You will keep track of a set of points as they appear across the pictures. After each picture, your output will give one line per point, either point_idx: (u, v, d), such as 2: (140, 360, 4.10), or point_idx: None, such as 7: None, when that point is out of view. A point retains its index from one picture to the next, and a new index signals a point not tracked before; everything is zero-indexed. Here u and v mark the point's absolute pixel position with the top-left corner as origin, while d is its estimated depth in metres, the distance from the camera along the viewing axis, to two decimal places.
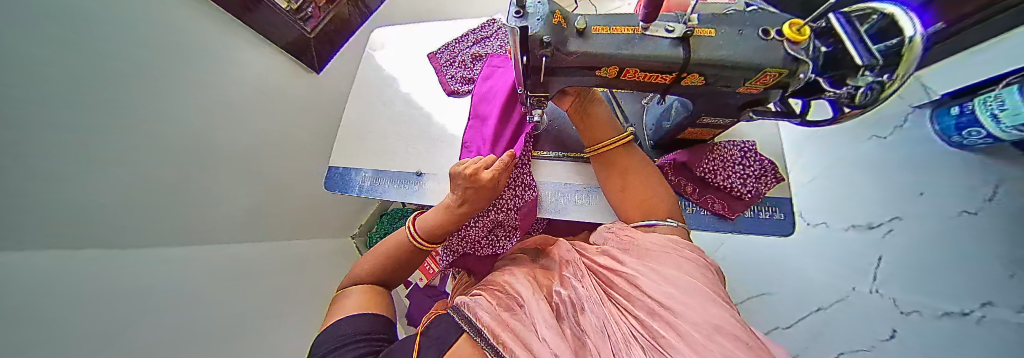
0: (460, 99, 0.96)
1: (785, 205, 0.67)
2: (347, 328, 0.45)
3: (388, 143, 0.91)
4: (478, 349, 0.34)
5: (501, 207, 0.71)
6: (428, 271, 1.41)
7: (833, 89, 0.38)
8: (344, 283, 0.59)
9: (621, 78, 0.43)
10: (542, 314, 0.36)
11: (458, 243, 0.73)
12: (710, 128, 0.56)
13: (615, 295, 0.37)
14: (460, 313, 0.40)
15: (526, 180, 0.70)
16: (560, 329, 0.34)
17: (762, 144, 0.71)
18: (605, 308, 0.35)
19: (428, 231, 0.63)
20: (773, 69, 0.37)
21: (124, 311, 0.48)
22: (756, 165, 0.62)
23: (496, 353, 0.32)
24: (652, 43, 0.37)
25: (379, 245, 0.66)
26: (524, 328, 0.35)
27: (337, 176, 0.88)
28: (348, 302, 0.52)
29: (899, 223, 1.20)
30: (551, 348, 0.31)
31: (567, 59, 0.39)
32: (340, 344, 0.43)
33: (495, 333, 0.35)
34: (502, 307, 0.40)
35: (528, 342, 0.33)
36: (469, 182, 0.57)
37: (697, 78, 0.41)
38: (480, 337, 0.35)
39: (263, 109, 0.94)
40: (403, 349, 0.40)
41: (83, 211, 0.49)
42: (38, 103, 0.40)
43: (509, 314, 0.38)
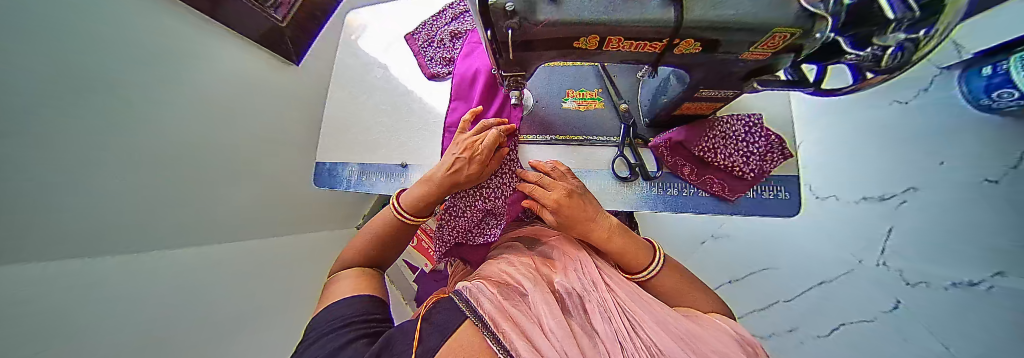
0: (440, 83, 0.90)
1: (791, 184, 0.62)
2: (334, 315, 0.45)
3: (371, 133, 0.86)
4: (480, 336, 0.38)
5: (490, 196, 0.68)
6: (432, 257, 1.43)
7: (855, 51, 0.33)
8: (334, 268, 0.58)
9: (605, 49, 0.37)
10: (547, 308, 0.43)
11: (445, 230, 0.70)
12: (711, 102, 0.50)
13: (624, 307, 0.44)
14: (460, 298, 0.44)
15: (513, 166, 0.66)
16: (564, 324, 0.40)
17: (769, 117, 0.65)
18: (612, 318, 0.42)
19: (412, 203, 0.60)
20: (782, 29, 0.31)
21: (149, 308, 0.51)
22: (761, 141, 0.57)
23: (498, 343, 0.36)
24: (638, 5, 0.31)
25: (367, 225, 0.63)
26: (530, 317, 0.41)
27: (324, 171, 0.85)
28: (339, 287, 0.51)
29: (914, 194, 0.95)
30: (557, 342, 0.37)
31: (537, 29, 0.32)
32: (326, 332, 0.42)
33: (495, 324, 0.39)
34: (505, 297, 0.46)
35: (531, 334, 0.38)
36: (463, 150, 0.57)
37: (692, 45, 0.35)
38: (483, 323, 0.39)
39: (266, 103, 0.93)
40: (400, 337, 0.40)
41: (119, 217, 0.53)
42: (64, 109, 0.43)
43: (511, 305, 0.44)
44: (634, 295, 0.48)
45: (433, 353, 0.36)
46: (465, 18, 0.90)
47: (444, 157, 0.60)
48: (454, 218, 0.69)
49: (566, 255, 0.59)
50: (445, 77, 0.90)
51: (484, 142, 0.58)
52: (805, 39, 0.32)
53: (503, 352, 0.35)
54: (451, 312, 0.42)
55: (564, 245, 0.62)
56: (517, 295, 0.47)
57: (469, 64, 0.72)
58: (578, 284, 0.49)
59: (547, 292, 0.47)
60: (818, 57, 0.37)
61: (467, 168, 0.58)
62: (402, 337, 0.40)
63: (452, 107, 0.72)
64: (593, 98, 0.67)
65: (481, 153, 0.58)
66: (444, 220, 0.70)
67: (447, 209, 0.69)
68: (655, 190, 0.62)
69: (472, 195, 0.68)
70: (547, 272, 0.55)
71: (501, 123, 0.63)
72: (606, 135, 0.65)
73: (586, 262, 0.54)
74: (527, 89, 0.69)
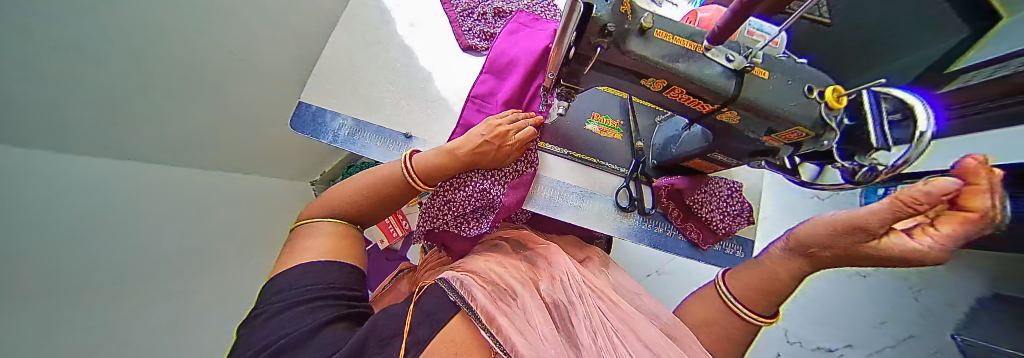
0: (473, 57, 0.88)
1: (747, 245, 0.73)
2: (287, 286, 0.40)
3: (379, 88, 0.80)
4: (473, 329, 0.39)
5: (498, 179, 0.64)
6: (392, 234, 1.41)
7: (844, 162, 0.40)
8: (319, 210, 0.54)
9: (663, 94, 0.41)
10: (539, 315, 0.45)
11: (436, 208, 0.65)
12: (716, 164, 0.57)
13: (612, 326, 0.46)
14: (449, 287, 0.44)
15: (530, 158, 0.66)
16: (552, 333, 0.42)
17: (746, 186, 0.76)
18: (599, 332, 0.44)
19: (426, 171, 0.58)
20: (801, 129, 0.37)
21: (44, 238, 0.40)
22: (737, 205, 0.66)
23: (491, 336, 0.37)
24: (705, 67, 0.35)
25: (357, 179, 0.59)
26: (518, 317, 0.43)
27: (308, 115, 0.74)
28: (312, 243, 0.48)
29: None
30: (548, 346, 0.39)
31: (620, 56, 0.34)
32: (276, 311, 0.37)
33: (489, 317, 0.39)
34: (496, 295, 0.46)
35: (523, 333, 0.39)
36: (497, 136, 0.57)
37: (732, 115, 0.40)
38: (472, 313, 0.39)
39: (258, 19, 0.81)
40: (387, 318, 0.40)
41: (19, 112, 0.40)
42: None
43: (502, 304, 0.45)
44: (623, 316, 0.49)
45: (424, 346, 0.36)
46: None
47: (470, 134, 0.59)
48: (453, 193, 0.63)
49: (552, 262, 0.60)
50: (479, 51, 0.88)
51: (518, 134, 0.59)
52: (817, 142, 0.38)
53: (497, 347, 0.35)
54: (442, 299, 0.43)
55: (552, 253, 0.63)
56: (507, 295, 0.48)
57: (514, 43, 0.72)
58: (566, 293, 0.52)
59: (536, 300, 0.49)
60: (808, 156, 0.45)
61: (494, 153, 0.59)
62: (387, 321, 0.39)
63: (482, 79, 0.70)
64: (613, 127, 0.71)
65: (512, 143, 0.59)
66: (439, 196, 0.64)
67: (450, 181, 0.63)
68: (645, 225, 0.68)
69: (484, 174, 0.63)
70: (534, 277, 0.57)
71: (531, 117, 0.63)
72: (618, 164, 0.70)
73: (573, 273, 0.57)
74: (575, 102, 0.71)
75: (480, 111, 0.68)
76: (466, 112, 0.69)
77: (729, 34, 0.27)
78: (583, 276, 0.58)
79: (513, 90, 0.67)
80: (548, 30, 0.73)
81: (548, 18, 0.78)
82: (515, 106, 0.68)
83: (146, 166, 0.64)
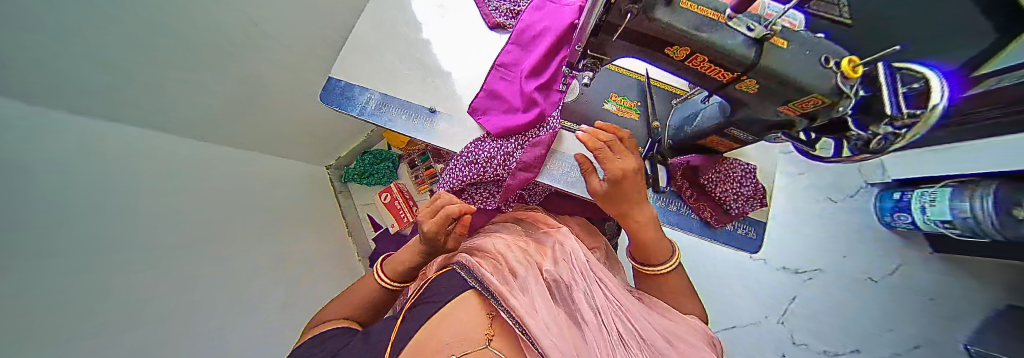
0: (501, 34, 0.86)
1: (760, 227, 0.75)
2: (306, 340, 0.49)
3: (404, 64, 0.82)
4: (479, 310, 0.45)
5: (519, 144, 0.67)
6: (402, 219, 1.49)
7: (859, 131, 0.41)
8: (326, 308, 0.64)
9: (685, 63, 0.44)
10: (540, 291, 0.48)
11: (458, 168, 0.70)
12: (731, 141, 0.60)
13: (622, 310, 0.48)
14: (467, 274, 0.52)
15: (552, 122, 0.68)
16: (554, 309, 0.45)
17: (762, 169, 0.78)
18: (604, 313, 0.46)
19: (397, 273, 0.63)
20: (817, 96, 0.39)
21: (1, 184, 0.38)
22: (752, 187, 0.66)
23: (500, 308, 0.43)
24: (730, 35, 0.38)
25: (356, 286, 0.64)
26: (520, 297, 0.46)
27: (338, 89, 0.78)
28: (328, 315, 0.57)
29: (820, 275, 1.30)
30: (547, 317, 0.43)
31: (647, 24, 0.38)
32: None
33: (501, 296, 0.45)
34: (502, 276, 0.51)
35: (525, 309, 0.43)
36: (427, 240, 0.58)
37: (751, 84, 0.43)
38: (488, 295, 0.46)
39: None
40: (380, 329, 0.45)
41: None
42: None
43: (509, 284, 0.50)
44: (630, 301, 0.51)
45: (414, 335, 0.40)
46: None
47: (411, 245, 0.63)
48: (476, 158, 0.67)
49: (560, 242, 0.62)
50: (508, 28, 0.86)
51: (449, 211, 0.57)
52: (833, 108, 0.40)
53: (509, 318, 0.41)
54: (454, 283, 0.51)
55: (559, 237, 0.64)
56: (511, 277, 0.52)
57: (541, 16, 0.72)
58: (572, 270, 0.54)
59: (540, 278, 0.52)
60: (821, 129, 0.46)
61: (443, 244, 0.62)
62: (383, 327, 0.45)
63: (506, 49, 0.72)
64: (631, 107, 0.74)
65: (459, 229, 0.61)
66: (463, 156, 0.69)
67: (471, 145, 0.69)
68: (659, 202, 0.72)
69: (511, 145, 0.67)
70: (539, 259, 0.59)
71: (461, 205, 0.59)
72: None
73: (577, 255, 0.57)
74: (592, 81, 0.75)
75: (504, 78, 0.70)
76: (490, 79, 0.71)
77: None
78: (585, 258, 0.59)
79: (536, 59, 0.67)
80: (573, 5, 0.73)
81: None
82: (539, 75, 0.68)
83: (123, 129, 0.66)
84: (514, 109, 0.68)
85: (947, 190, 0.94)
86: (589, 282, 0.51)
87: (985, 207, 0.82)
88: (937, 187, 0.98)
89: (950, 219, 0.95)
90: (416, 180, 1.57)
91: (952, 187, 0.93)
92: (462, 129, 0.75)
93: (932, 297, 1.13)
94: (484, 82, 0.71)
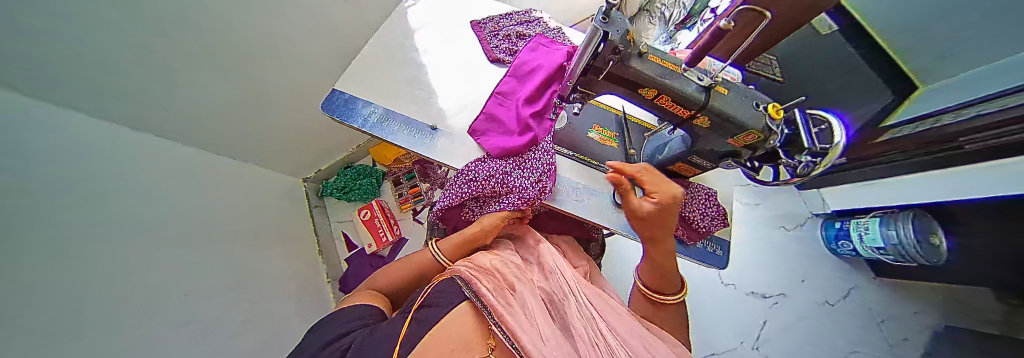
0: (500, 69, 0.97)
1: (724, 245, 0.84)
2: (328, 322, 0.55)
3: (408, 85, 0.89)
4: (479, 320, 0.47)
5: (519, 166, 0.74)
6: (381, 239, 1.46)
7: (788, 159, 0.51)
8: (360, 288, 0.72)
9: (654, 101, 0.54)
10: (535, 307, 0.50)
11: (460, 186, 0.76)
12: (693, 167, 0.71)
13: (609, 323, 0.51)
14: (468, 287, 0.52)
15: (546, 147, 0.75)
16: (549, 323, 0.47)
17: (721, 193, 0.90)
18: (594, 326, 0.48)
19: (450, 250, 0.74)
20: (754, 131, 0.51)
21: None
22: (715, 208, 0.78)
23: (496, 323, 0.44)
24: (685, 83, 0.49)
25: (408, 259, 0.76)
26: (520, 315, 0.46)
27: (342, 102, 0.83)
28: (353, 297, 0.64)
29: (783, 298, 1.40)
30: (541, 330, 0.44)
31: (626, 70, 0.48)
32: (309, 340, 0.51)
33: (499, 312, 0.46)
34: (500, 287, 0.53)
35: (523, 324, 0.44)
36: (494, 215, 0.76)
37: (704, 121, 0.54)
38: (487, 311, 0.46)
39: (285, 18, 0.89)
40: (386, 331, 0.47)
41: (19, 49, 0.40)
42: None
43: (506, 295, 0.51)
44: (616, 312, 0.54)
45: (420, 339, 0.44)
46: (531, 25, 1.02)
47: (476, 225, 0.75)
48: (474, 176, 0.74)
49: (549, 257, 0.65)
50: (506, 64, 0.97)
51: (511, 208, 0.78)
52: (766, 142, 0.51)
53: (505, 337, 0.42)
54: (455, 292, 0.53)
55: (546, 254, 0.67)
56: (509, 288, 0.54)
57: (534, 58, 0.84)
58: (563, 285, 0.57)
59: (534, 293, 0.54)
60: (762, 159, 0.57)
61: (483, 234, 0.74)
62: (389, 327, 0.49)
63: (505, 81, 0.82)
64: (611, 137, 0.84)
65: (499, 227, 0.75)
66: (463, 174, 0.75)
67: (471, 164, 0.75)
68: None
69: (508, 165, 0.74)
70: (531, 274, 0.61)
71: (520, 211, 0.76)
72: (614, 167, 0.82)
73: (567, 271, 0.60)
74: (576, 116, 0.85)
75: (502, 105, 0.80)
76: (489, 105, 0.80)
77: (706, 48, 0.41)
78: (576, 273, 0.62)
79: (530, 92, 0.77)
80: (563, 50, 0.85)
81: (562, 41, 0.92)
82: (533, 105, 0.78)
83: (114, 130, 0.66)
84: (511, 132, 0.76)
85: (876, 220, 1.09)
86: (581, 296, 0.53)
87: (906, 232, 0.99)
88: (868, 217, 1.13)
89: (884, 245, 1.09)
90: (400, 198, 1.57)
91: (880, 217, 1.08)
92: (462, 146, 0.82)
93: (882, 319, 1.30)
94: (484, 107, 0.80)
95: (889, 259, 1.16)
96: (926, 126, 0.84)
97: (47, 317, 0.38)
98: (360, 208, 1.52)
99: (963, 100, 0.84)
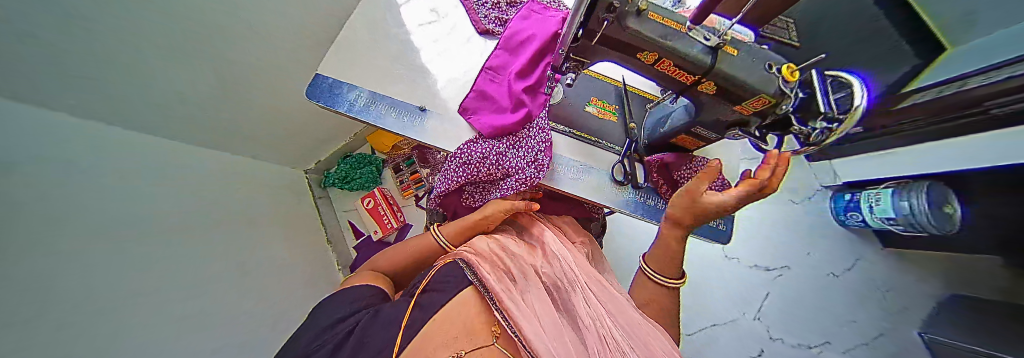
0: (490, 41, 0.90)
1: (728, 220, 0.82)
2: (331, 304, 0.54)
3: (394, 64, 0.83)
4: (481, 307, 0.46)
5: (514, 145, 0.70)
6: (385, 225, 1.47)
7: (800, 126, 0.47)
8: (362, 269, 0.72)
9: (655, 67, 0.49)
10: (536, 297, 0.50)
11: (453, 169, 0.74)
12: (697, 139, 0.67)
13: (611, 312, 0.51)
14: (471, 271, 0.50)
15: (541, 123, 0.71)
16: (550, 312, 0.47)
17: (725, 167, 0.86)
18: (595, 317, 0.48)
19: (452, 234, 0.73)
20: (765, 96, 0.46)
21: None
22: (719, 182, 0.73)
23: (500, 313, 0.43)
24: (690, 45, 0.44)
25: (408, 241, 0.75)
26: (521, 303, 0.46)
27: (325, 86, 0.78)
28: (354, 279, 0.64)
29: (787, 271, 1.39)
30: (543, 323, 0.44)
31: (621, 32, 0.43)
32: (316, 318, 0.51)
33: (502, 301, 0.44)
34: (501, 273, 0.52)
35: (526, 314, 0.43)
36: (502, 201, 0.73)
37: (710, 86, 0.49)
38: (490, 298, 0.45)
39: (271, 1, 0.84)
40: (388, 316, 0.46)
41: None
42: None
43: (507, 283, 0.50)
44: (618, 299, 0.54)
45: (422, 328, 0.43)
46: None
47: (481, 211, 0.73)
48: (468, 159, 0.70)
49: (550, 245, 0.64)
50: (496, 36, 0.90)
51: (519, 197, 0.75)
52: (778, 107, 0.47)
53: (508, 327, 0.41)
54: (459, 276, 0.51)
55: (549, 240, 0.65)
56: (509, 274, 0.53)
57: (526, 26, 0.78)
58: (563, 273, 0.56)
59: (535, 281, 0.53)
60: (772, 126, 0.53)
61: (489, 221, 0.72)
62: (390, 311, 0.48)
63: (496, 54, 0.77)
64: (610, 110, 0.80)
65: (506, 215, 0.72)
66: (457, 157, 0.72)
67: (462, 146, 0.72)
68: (638, 197, 0.76)
69: (503, 144, 0.70)
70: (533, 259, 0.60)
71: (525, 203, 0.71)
72: (613, 143, 0.78)
73: (570, 259, 0.59)
74: (572, 89, 0.80)
75: (493, 81, 0.75)
76: (480, 81, 0.75)
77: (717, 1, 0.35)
78: (577, 261, 0.61)
79: (523, 64, 0.72)
80: (558, 16, 0.78)
81: (556, 6, 0.84)
82: (526, 79, 0.73)
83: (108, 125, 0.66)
84: (503, 109, 0.72)
85: (888, 190, 1.04)
86: (582, 287, 0.54)
87: (921, 201, 0.93)
88: (880, 188, 1.09)
89: (894, 216, 1.04)
90: (401, 185, 1.56)
91: (893, 187, 1.03)
92: (454, 127, 0.78)
93: (885, 289, 1.27)
94: (475, 84, 0.75)
95: (899, 230, 1.12)
96: (946, 92, 0.83)
97: (46, 301, 0.39)
98: (363, 196, 1.52)
99: (984, 64, 0.82)
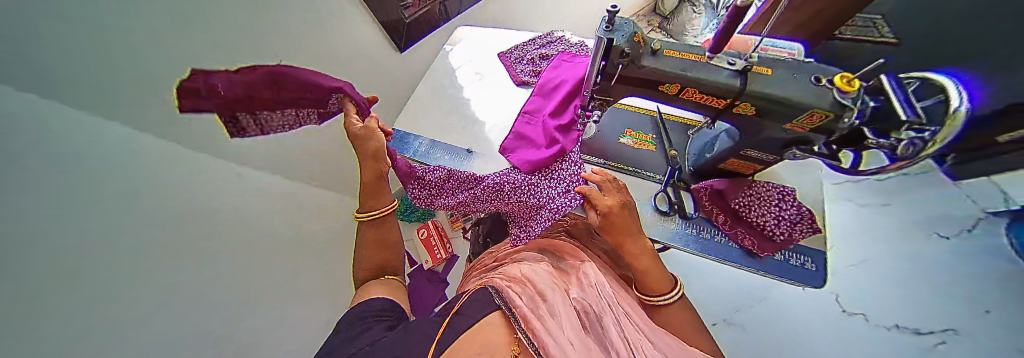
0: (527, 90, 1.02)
1: (818, 257, 0.67)
2: (359, 313, 0.53)
3: (448, 116, 0.99)
4: (509, 327, 0.42)
5: (546, 176, 0.74)
6: (436, 255, 1.58)
7: (875, 138, 0.40)
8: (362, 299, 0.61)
9: (680, 97, 0.50)
10: (568, 319, 0.46)
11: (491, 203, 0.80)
12: (751, 162, 0.61)
13: (649, 342, 0.47)
14: (499, 296, 0.47)
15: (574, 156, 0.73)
16: (582, 337, 0.43)
17: (801, 191, 0.73)
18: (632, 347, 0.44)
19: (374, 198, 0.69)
20: (820, 111, 0.42)
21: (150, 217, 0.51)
22: (793, 210, 0.63)
23: (528, 334, 0.39)
24: (716, 71, 0.44)
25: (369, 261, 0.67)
26: (550, 322, 0.44)
27: (398, 136, 0.97)
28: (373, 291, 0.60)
29: None
30: (575, 346, 0.40)
31: (639, 70, 0.47)
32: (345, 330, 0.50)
33: (528, 321, 0.42)
34: (531, 297, 0.50)
35: (556, 335, 0.40)
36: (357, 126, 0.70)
37: (747, 108, 0.47)
38: (516, 317, 0.42)
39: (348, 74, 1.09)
40: (422, 330, 0.44)
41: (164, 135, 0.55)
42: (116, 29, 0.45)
43: (536, 304, 0.47)
44: (654, 330, 0.50)
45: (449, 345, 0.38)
46: (553, 45, 1.06)
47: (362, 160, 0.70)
48: (507, 193, 0.76)
49: (584, 272, 0.62)
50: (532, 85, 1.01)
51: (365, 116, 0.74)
52: (839, 121, 0.41)
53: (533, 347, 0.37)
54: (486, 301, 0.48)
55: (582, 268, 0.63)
56: (540, 298, 0.51)
57: (557, 74, 0.87)
58: (596, 297, 0.53)
59: (567, 304, 0.50)
60: (841, 142, 0.46)
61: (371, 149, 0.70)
62: (423, 325, 0.46)
63: (531, 100, 0.86)
64: (647, 140, 0.79)
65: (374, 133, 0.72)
66: (495, 191, 0.77)
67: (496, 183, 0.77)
68: (689, 230, 0.70)
69: (540, 179, 0.74)
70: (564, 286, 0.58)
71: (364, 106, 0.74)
72: (653, 172, 0.76)
73: (603, 285, 0.57)
74: (605, 123, 0.83)
75: (529, 123, 0.83)
76: (518, 124, 0.83)
77: (730, 32, 0.37)
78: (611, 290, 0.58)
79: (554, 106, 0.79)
80: (586, 62, 0.86)
81: (584, 53, 0.93)
82: (558, 118, 0.79)
83: None
84: (539, 146, 0.77)
85: None
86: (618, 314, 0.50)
87: None
88: None
89: None
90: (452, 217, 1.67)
91: None
92: (495, 165, 0.86)
93: None
94: (513, 127, 0.84)
95: None
96: None
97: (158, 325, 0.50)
98: (419, 227, 1.66)
99: None
